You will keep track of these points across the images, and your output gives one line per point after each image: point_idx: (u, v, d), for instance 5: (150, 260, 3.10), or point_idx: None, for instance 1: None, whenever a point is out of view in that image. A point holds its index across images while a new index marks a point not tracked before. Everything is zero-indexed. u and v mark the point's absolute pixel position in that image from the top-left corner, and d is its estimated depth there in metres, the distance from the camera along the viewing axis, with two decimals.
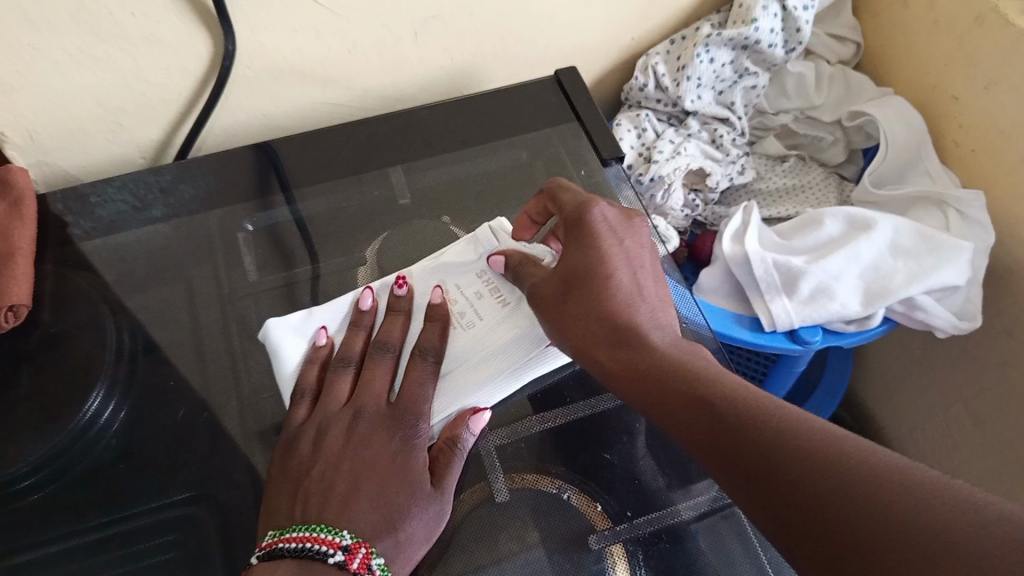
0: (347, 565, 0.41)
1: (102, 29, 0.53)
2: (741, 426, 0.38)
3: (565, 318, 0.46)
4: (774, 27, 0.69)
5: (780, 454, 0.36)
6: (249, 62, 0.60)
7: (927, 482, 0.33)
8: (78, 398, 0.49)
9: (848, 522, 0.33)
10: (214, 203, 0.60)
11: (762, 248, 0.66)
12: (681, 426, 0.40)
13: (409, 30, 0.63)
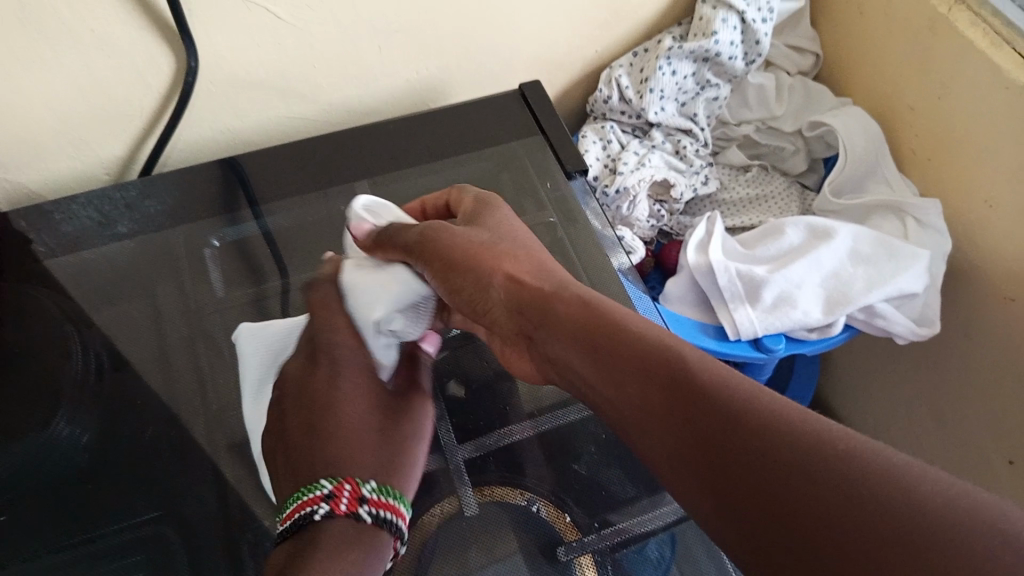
0: (338, 508, 0.45)
1: (61, 45, 0.53)
2: (665, 349, 0.38)
3: (486, 267, 0.49)
4: (734, 40, 0.71)
5: (701, 371, 0.36)
6: (213, 76, 0.59)
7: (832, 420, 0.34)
8: (44, 419, 0.49)
9: (759, 428, 0.33)
10: (178, 219, 0.59)
11: (726, 257, 0.67)
12: (601, 345, 0.41)
13: (374, 44, 0.63)
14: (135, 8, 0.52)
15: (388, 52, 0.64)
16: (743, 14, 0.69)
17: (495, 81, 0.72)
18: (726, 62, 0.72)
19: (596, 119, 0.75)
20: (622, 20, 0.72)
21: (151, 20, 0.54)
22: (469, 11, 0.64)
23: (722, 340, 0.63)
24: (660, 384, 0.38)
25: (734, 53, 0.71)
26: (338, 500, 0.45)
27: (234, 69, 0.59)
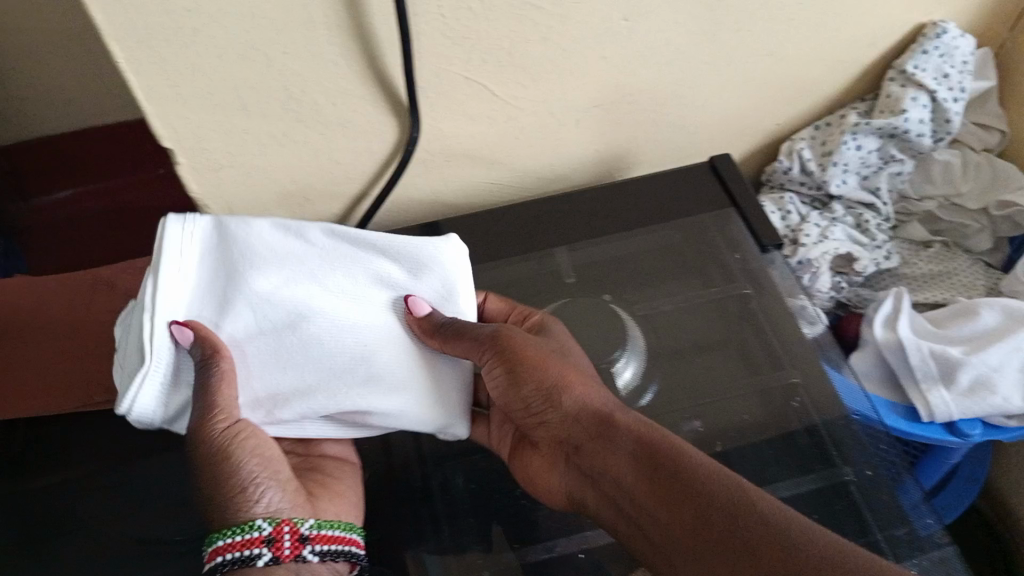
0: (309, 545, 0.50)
1: (307, 116, 0.58)
2: (720, 512, 0.43)
3: (538, 383, 0.53)
4: (925, 117, 0.71)
5: (747, 531, 0.42)
6: (428, 146, 0.64)
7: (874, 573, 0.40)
8: (277, 465, 0.56)
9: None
10: None
11: (916, 336, 0.66)
12: (653, 491, 0.46)
13: (573, 118, 0.66)
14: (375, 84, 0.57)
15: (585, 127, 0.67)
16: (935, 93, 0.70)
17: (678, 154, 0.74)
18: (917, 137, 0.72)
19: (776, 190, 0.75)
20: (807, 96, 0.72)
21: (385, 95, 0.58)
22: (665, 88, 0.67)
23: (918, 420, 0.62)
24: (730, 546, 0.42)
25: (925, 130, 0.72)
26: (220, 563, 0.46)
27: (446, 139, 0.64)
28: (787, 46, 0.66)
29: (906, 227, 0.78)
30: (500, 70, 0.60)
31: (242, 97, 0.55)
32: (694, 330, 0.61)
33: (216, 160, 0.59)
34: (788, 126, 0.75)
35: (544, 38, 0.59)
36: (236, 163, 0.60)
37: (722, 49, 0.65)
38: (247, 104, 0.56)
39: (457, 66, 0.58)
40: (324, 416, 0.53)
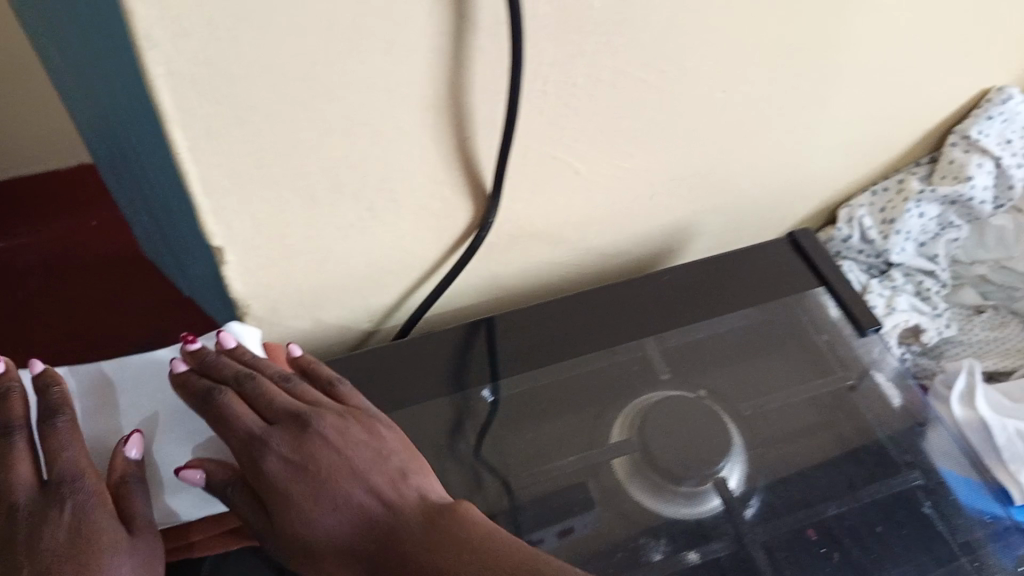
0: None
1: (378, 206, 0.51)
2: None
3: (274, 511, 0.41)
4: (989, 184, 0.69)
5: None
6: (500, 228, 0.57)
7: None
8: None
9: None
10: (423, 389, 0.55)
11: (994, 411, 0.65)
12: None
13: (647, 192, 0.61)
14: (460, 167, 0.51)
15: (657, 200, 0.63)
16: (1000, 160, 0.68)
17: (738, 222, 0.70)
18: (976, 206, 0.70)
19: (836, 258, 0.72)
20: (868, 164, 0.70)
21: (467, 177, 0.52)
22: (741, 159, 0.63)
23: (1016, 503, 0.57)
24: None
25: (988, 195, 0.69)
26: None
27: (519, 222, 0.58)
28: (861, 114, 0.64)
29: (959, 291, 0.75)
30: (588, 148, 0.54)
31: (311, 187, 0.48)
32: (799, 424, 0.56)
33: (269, 256, 0.51)
34: (842, 192, 0.73)
35: (641, 110, 0.54)
36: (291, 259, 0.52)
37: (804, 119, 0.62)
38: (315, 195, 0.49)
39: (547, 142, 0.52)
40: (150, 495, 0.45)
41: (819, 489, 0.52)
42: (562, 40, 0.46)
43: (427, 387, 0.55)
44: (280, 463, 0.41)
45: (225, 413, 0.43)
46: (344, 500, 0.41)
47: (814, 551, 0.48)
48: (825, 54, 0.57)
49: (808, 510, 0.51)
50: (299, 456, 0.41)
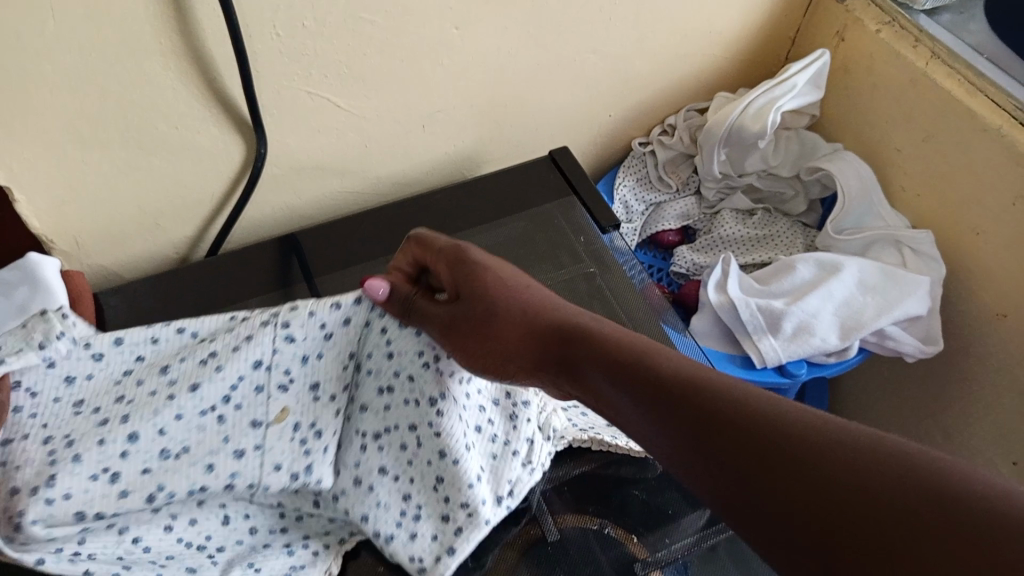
0: None
1: (150, 142, 0.59)
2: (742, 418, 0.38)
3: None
4: (204, 411, 0.47)
5: (735, 414, 0.39)
6: (279, 161, 0.66)
7: (795, 421, 0.37)
8: None
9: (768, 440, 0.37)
10: (244, 296, 0.66)
11: (744, 293, 0.74)
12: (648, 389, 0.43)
13: (418, 123, 0.71)
14: (219, 105, 0.59)
15: (432, 130, 0.72)
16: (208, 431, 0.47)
17: (527, 149, 0.80)
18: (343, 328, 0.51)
19: (619, 178, 0.85)
20: (634, 88, 0.80)
21: (231, 116, 0.60)
22: (499, 89, 0.71)
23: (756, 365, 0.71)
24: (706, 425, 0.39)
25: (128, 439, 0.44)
26: None
27: (299, 155, 0.67)
28: (608, 46, 0.73)
29: (732, 198, 0.86)
30: (341, 84, 0.63)
31: (79, 130, 0.56)
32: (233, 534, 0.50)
33: (59, 194, 0.59)
34: (618, 117, 0.82)
35: (381, 50, 0.62)
36: (77, 196, 0.60)
37: (552, 46, 0.70)
38: (85, 137, 0.56)
39: (299, 81, 0.60)
40: None
41: (614, 498, 0.57)
42: None
43: (255, 289, 0.67)
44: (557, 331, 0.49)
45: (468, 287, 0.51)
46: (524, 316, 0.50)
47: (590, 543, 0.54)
48: None
49: (597, 509, 0.56)
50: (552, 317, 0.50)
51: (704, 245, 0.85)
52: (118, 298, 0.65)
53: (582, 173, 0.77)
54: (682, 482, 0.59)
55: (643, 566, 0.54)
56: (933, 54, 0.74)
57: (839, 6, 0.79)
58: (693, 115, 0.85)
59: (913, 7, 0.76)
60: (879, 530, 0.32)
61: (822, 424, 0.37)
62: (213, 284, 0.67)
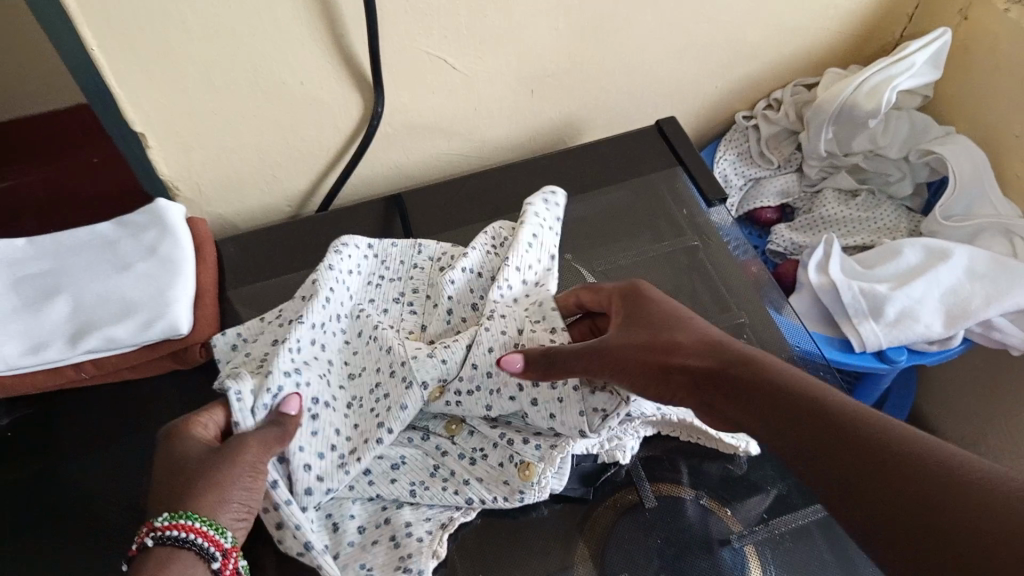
0: (222, 571, 0.40)
1: (274, 94, 0.61)
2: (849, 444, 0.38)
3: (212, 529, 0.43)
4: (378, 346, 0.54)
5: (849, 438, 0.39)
6: (391, 120, 0.67)
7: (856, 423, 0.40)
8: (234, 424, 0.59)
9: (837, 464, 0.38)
10: None
11: (846, 276, 0.73)
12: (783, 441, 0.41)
13: (528, 88, 0.71)
14: (341, 62, 0.60)
15: (540, 96, 0.72)
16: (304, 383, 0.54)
17: (630, 118, 0.80)
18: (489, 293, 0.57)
19: (720, 151, 0.84)
20: (744, 60, 0.78)
21: (351, 73, 0.61)
22: (610, 56, 0.71)
23: (855, 349, 0.70)
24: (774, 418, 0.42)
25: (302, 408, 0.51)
26: (227, 556, 0.41)
27: (412, 114, 0.68)
28: (722, 16, 0.72)
29: (835, 178, 0.85)
30: (459, 45, 0.63)
31: (211, 80, 0.58)
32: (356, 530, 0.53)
33: (187, 141, 0.61)
34: (723, 90, 0.81)
35: (501, 11, 0.62)
36: (202, 144, 0.62)
37: (668, 15, 0.69)
38: (216, 86, 0.58)
39: (419, 40, 0.61)
40: (79, 352, 0.57)
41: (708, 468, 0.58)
42: None
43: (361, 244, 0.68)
44: (658, 349, 0.48)
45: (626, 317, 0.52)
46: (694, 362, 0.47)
47: (687, 512, 0.55)
48: None
49: (694, 480, 0.57)
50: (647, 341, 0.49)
51: (803, 224, 0.84)
52: (233, 247, 0.67)
53: (687, 142, 0.77)
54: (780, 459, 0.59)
55: (739, 538, 0.54)
56: None
57: None
58: (800, 90, 0.83)
59: None
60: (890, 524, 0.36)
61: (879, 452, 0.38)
62: (321, 236, 0.69)
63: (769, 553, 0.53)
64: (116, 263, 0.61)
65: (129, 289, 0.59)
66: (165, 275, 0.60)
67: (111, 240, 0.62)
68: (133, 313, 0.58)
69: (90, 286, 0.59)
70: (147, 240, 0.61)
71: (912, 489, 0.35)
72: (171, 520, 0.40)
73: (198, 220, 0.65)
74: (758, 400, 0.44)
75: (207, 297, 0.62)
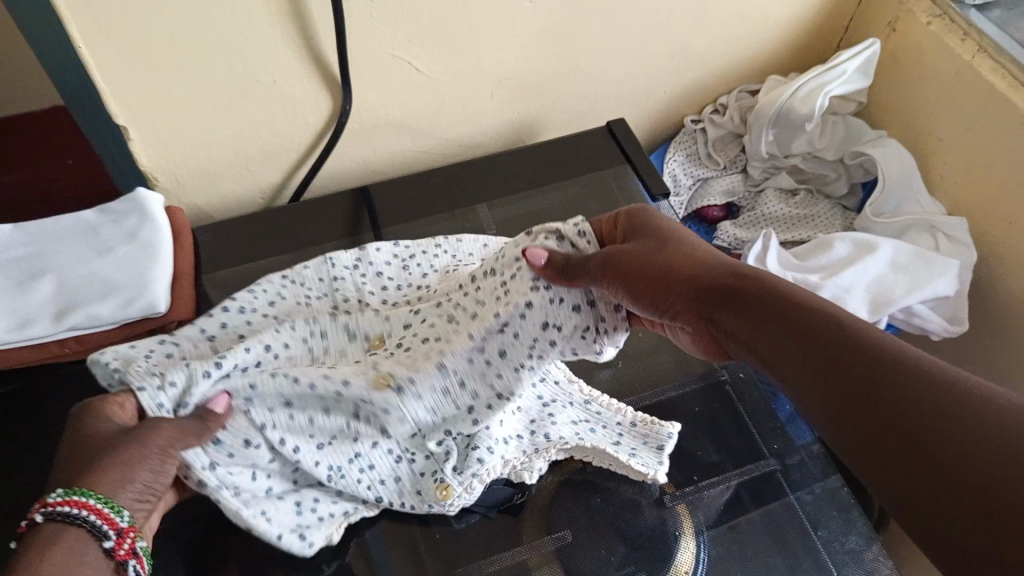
0: (115, 550, 0.40)
1: (249, 91, 0.65)
2: (835, 357, 0.34)
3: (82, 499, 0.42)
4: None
5: (845, 343, 0.35)
6: (360, 116, 0.72)
7: (878, 341, 0.34)
8: None
9: (837, 381, 0.34)
10: (321, 240, 0.73)
11: (782, 267, 0.79)
12: (778, 364, 0.37)
13: (487, 90, 0.76)
14: (312, 62, 0.65)
15: (499, 97, 0.78)
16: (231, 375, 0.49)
17: (585, 119, 0.86)
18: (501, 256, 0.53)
19: (670, 151, 0.90)
20: (691, 67, 0.84)
21: (321, 73, 0.66)
22: (564, 60, 0.76)
23: None
24: (816, 346, 0.36)
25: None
26: (123, 536, 0.40)
27: (379, 112, 0.73)
28: (669, 25, 0.77)
29: (776, 178, 0.91)
30: (422, 49, 0.68)
31: (189, 76, 0.62)
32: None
33: (167, 134, 0.66)
34: (672, 94, 0.87)
35: (461, 18, 0.67)
36: (182, 137, 0.67)
37: (617, 24, 0.75)
38: (194, 82, 0.63)
39: (385, 44, 0.66)
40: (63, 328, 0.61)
41: None
42: None
43: (331, 233, 0.73)
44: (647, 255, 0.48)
45: (632, 237, 0.51)
46: (666, 284, 0.46)
47: (625, 475, 0.61)
48: None
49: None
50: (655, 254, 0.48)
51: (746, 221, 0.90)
52: (210, 234, 0.72)
53: (637, 142, 0.83)
54: (711, 428, 0.65)
55: (671, 499, 0.60)
56: (979, 48, 0.78)
57: None
58: (744, 96, 0.89)
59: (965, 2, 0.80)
60: (887, 420, 0.31)
61: (867, 355, 0.34)
62: (293, 226, 0.73)
63: (697, 510, 0.60)
64: (99, 248, 0.65)
65: (111, 271, 0.63)
66: (146, 259, 0.64)
67: (94, 227, 0.66)
68: (114, 292, 0.62)
69: (74, 268, 0.63)
70: (129, 227, 0.65)
71: (893, 408, 0.31)
72: (65, 496, 0.39)
73: (178, 210, 0.69)
74: (734, 318, 0.41)
75: (184, 280, 0.66)
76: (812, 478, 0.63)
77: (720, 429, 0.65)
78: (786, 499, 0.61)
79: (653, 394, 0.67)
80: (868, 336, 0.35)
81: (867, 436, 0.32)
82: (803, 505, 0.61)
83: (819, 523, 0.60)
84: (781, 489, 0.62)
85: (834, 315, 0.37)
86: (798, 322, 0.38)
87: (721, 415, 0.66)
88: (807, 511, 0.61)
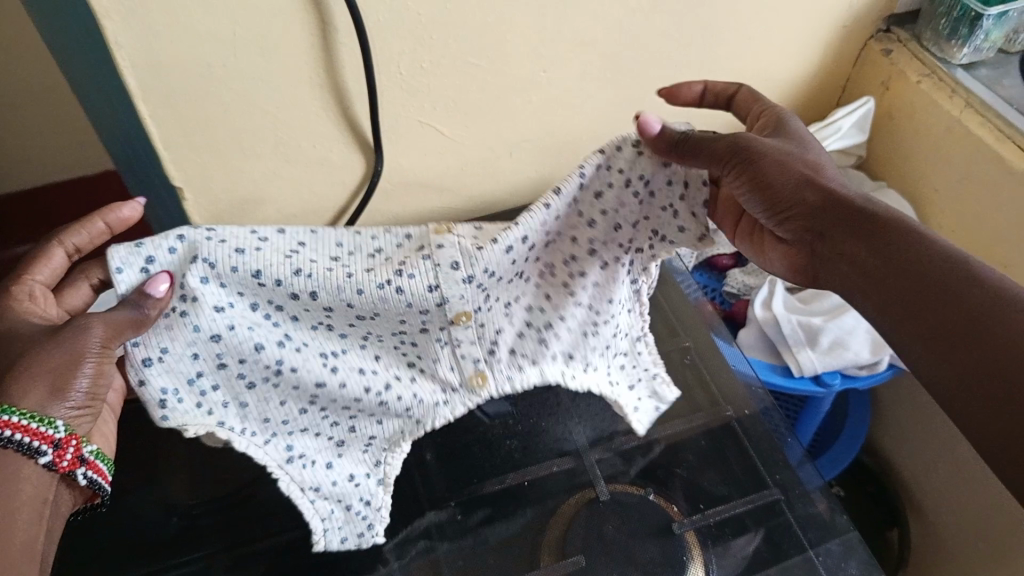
0: (54, 463, 0.48)
1: (291, 155, 0.72)
2: (947, 287, 0.47)
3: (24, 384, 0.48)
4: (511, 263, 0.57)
5: (946, 274, 0.47)
6: (391, 177, 0.79)
7: (976, 272, 0.47)
8: None
9: (945, 307, 0.47)
10: None
11: (787, 311, 0.84)
12: (885, 280, 0.50)
13: (507, 151, 0.83)
14: (347, 128, 0.72)
15: (519, 157, 0.84)
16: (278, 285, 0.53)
17: None
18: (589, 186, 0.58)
19: None
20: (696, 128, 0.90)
21: (356, 138, 0.73)
22: (577, 122, 0.83)
23: (795, 374, 0.80)
24: (915, 271, 0.49)
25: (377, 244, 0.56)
26: (60, 449, 0.48)
27: (408, 173, 0.79)
28: (674, 89, 0.84)
29: None
30: (447, 115, 0.75)
31: (239, 142, 0.69)
32: None
33: (217, 195, 0.73)
34: None
35: (481, 87, 0.74)
36: (230, 197, 0.74)
37: (625, 89, 0.81)
38: (243, 148, 0.70)
39: (413, 111, 0.73)
40: None
41: (660, 473, 0.69)
42: (408, 34, 0.66)
43: None
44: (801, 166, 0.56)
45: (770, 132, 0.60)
46: (789, 188, 0.56)
47: (637, 505, 0.66)
48: (633, 43, 0.77)
49: (644, 481, 0.68)
50: (796, 159, 0.57)
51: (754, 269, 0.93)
52: None
53: None
54: (719, 461, 0.70)
55: (680, 526, 0.65)
56: (968, 104, 0.83)
57: (884, 59, 0.88)
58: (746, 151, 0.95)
59: (951, 62, 0.86)
60: (985, 338, 0.44)
61: (977, 286, 0.46)
62: None
63: (704, 537, 0.65)
64: None
65: None
66: None
67: None
68: None
69: None
70: None
71: (996, 342, 0.44)
72: None
73: None
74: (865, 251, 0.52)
75: None
76: (813, 504, 0.67)
77: (726, 462, 0.70)
78: (791, 528, 0.65)
79: (663, 430, 0.73)
80: (963, 264, 0.48)
81: (930, 344, 0.47)
82: (803, 530, 0.65)
83: (823, 550, 0.64)
84: (786, 518, 0.66)
85: (958, 255, 0.48)
86: (918, 251, 0.49)
87: (730, 450, 0.71)
88: (811, 537, 0.65)
